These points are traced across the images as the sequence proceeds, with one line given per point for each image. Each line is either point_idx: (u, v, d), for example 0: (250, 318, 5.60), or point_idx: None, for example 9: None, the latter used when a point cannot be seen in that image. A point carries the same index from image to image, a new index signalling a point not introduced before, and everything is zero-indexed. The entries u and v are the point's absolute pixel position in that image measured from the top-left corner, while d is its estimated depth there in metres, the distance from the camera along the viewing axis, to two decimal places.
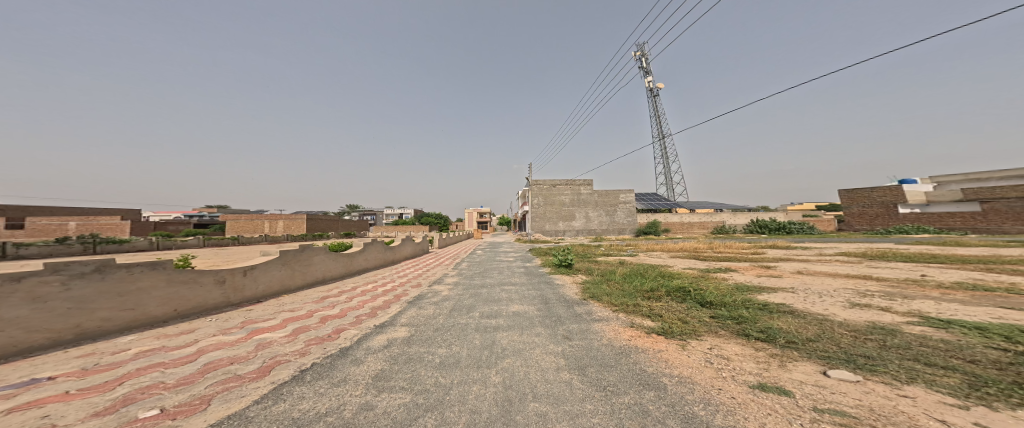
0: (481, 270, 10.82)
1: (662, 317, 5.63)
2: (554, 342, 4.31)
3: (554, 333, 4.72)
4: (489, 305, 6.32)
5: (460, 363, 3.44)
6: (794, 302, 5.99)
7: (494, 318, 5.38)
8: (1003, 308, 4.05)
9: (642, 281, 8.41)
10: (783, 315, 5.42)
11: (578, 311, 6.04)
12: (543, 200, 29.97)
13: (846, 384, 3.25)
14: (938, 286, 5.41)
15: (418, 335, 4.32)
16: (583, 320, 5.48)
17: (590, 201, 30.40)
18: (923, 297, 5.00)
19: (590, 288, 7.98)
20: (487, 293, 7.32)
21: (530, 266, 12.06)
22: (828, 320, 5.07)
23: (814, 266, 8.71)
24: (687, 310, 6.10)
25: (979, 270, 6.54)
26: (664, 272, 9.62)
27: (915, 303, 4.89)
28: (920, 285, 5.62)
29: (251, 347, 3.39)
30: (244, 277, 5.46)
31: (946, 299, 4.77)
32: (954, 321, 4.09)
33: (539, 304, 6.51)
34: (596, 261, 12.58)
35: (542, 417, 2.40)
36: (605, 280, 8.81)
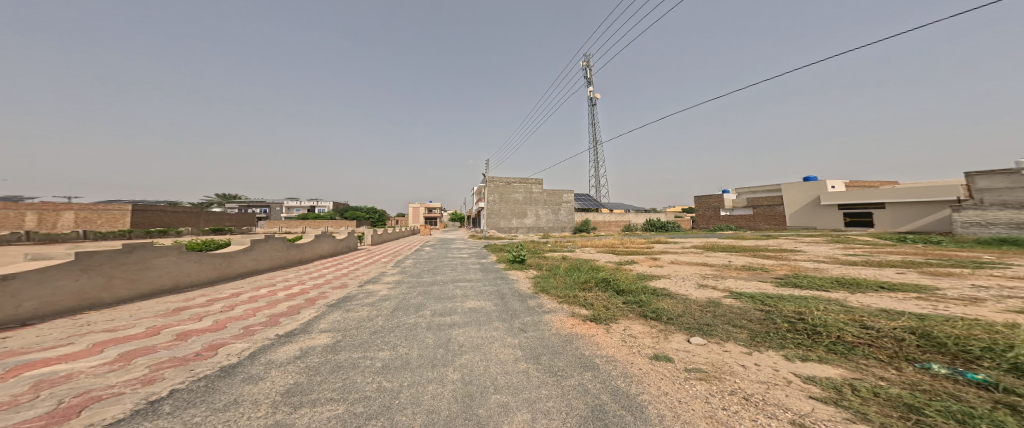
0: (435, 267, 10.17)
1: (593, 306, 6.38)
2: (511, 335, 4.59)
3: (511, 326, 4.99)
4: (438, 302, 6.05)
5: (409, 365, 3.36)
6: (670, 286, 7.51)
7: (448, 316, 5.27)
8: (761, 282, 5.99)
9: (577, 274, 9.22)
10: (664, 297, 6.75)
11: (530, 305, 6.40)
12: (498, 197, 30.15)
13: (701, 347, 4.26)
14: (734, 267, 7.69)
15: (353, 340, 3.87)
16: (535, 312, 5.89)
17: (540, 200, 31.62)
18: (730, 277, 6.95)
19: (541, 282, 8.48)
20: (438, 290, 6.91)
21: (485, 263, 11.77)
22: (687, 299, 6.52)
23: (680, 257, 11.06)
24: (608, 298, 7.03)
25: (751, 255, 9.51)
26: (600, 265, 10.80)
27: (726, 281, 6.77)
28: (729, 268, 7.73)
29: (37, 384, 2.67)
30: (20, 294, 4.08)
31: (737, 280, 6.69)
32: (742, 293, 5.78)
33: (495, 299, 6.66)
34: (543, 257, 13.23)
35: (504, 407, 2.62)
36: (553, 274, 9.43)
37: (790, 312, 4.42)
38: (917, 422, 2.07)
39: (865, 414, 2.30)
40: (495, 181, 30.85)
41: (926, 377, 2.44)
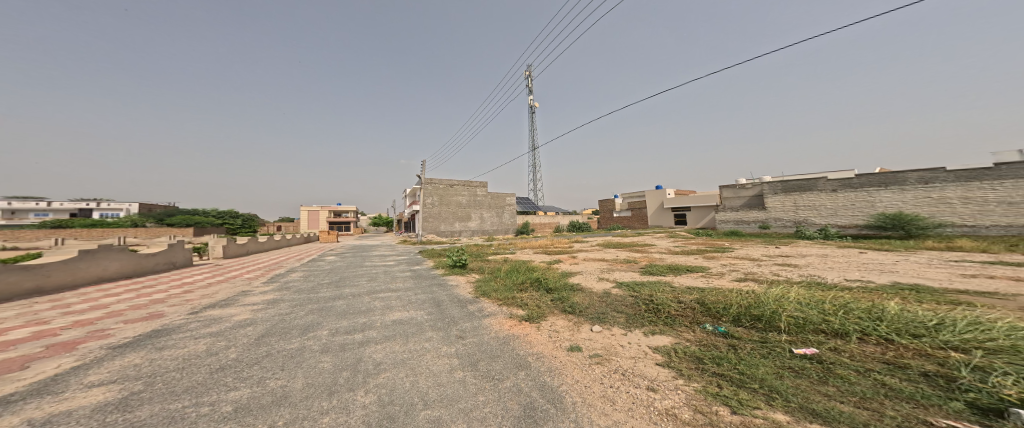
0: (340, 279, 8.27)
1: (528, 306, 5.61)
2: (446, 343, 3.78)
3: (447, 334, 4.11)
4: (339, 320, 4.58)
5: (289, 400, 2.45)
6: (583, 281, 7.59)
7: (362, 332, 4.10)
8: (641, 273, 6.80)
9: (516, 276, 7.97)
10: (579, 291, 6.46)
11: (469, 309, 5.43)
12: (437, 200, 28.65)
13: (596, 334, 4.14)
14: (618, 260, 9.16)
15: (111, 412, 2.23)
16: (475, 317, 4.99)
17: (485, 202, 31.39)
18: (619, 269, 8.08)
19: (481, 285, 7.20)
20: (344, 306, 5.42)
21: (418, 268, 10.16)
22: (580, 290, 6.61)
23: (592, 253, 12.34)
24: (540, 298, 6.12)
25: (622, 250, 11.29)
26: (539, 266, 9.78)
27: (614, 272, 7.96)
28: (616, 261, 9.16)
29: None
30: None
31: (621, 273, 7.72)
32: (630, 282, 6.48)
33: (430, 307, 5.45)
34: (487, 259, 11.93)
35: (437, 421, 2.25)
36: (494, 277, 8.07)
37: (643, 297, 5.33)
38: (707, 371, 2.71)
39: (677, 369, 2.90)
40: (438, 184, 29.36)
41: (703, 334, 3.34)
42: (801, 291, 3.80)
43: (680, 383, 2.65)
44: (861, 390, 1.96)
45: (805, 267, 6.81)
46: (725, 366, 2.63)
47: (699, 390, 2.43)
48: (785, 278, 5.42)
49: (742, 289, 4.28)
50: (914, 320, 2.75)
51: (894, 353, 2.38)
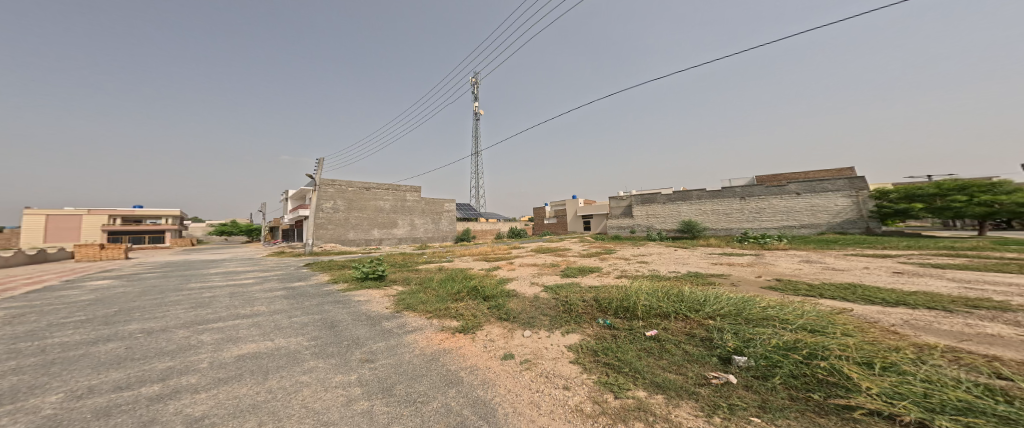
0: (120, 311, 5.36)
1: (464, 316, 4.76)
2: (345, 370, 2.92)
3: (348, 359, 3.20)
4: (98, 374, 2.83)
5: None
6: (519, 289, 7.00)
7: (186, 377, 2.77)
8: (565, 277, 7.04)
9: (453, 285, 6.98)
10: (514, 297, 5.87)
11: (386, 326, 4.42)
12: (345, 204, 25.75)
13: (527, 339, 3.68)
14: (550, 264, 9.63)
15: None
16: (391, 335, 4.01)
17: (418, 208, 30.00)
18: (548, 273, 8.51)
19: (405, 298, 6.16)
20: (125, 350, 3.44)
21: (306, 286, 8.08)
22: (517, 296, 6.02)
23: (527, 259, 12.77)
24: (476, 305, 5.39)
25: (554, 255, 11.97)
26: (478, 275, 8.90)
27: (544, 276, 8.25)
28: (544, 266, 9.62)
29: None
30: None
31: (547, 277, 8.10)
32: (561, 285, 6.60)
33: (324, 329, 4.29)
34: (414, 269, 11.08)
35: None
36: (422, 289, 6.97)
37: (560, 298, 5.60)
38: (600, 361, 2.88)
39: (584, 364, 2.89)
40: (349, 188, 26.46)
41: (598, 328, 3.73)
42: (638, 283, 4.64)
43: (584, 377, 2.66)
44: (679, 358, 2.62)
45: (649, 262, 8.34)
46: (610, 356, 2.92)
47: (598, 382, 2.52)
48: (638, 272, 6.65)
49: (618, 285, 5.06)
50: (699, 298, 3.92)
51: (697, 329, 3.19)
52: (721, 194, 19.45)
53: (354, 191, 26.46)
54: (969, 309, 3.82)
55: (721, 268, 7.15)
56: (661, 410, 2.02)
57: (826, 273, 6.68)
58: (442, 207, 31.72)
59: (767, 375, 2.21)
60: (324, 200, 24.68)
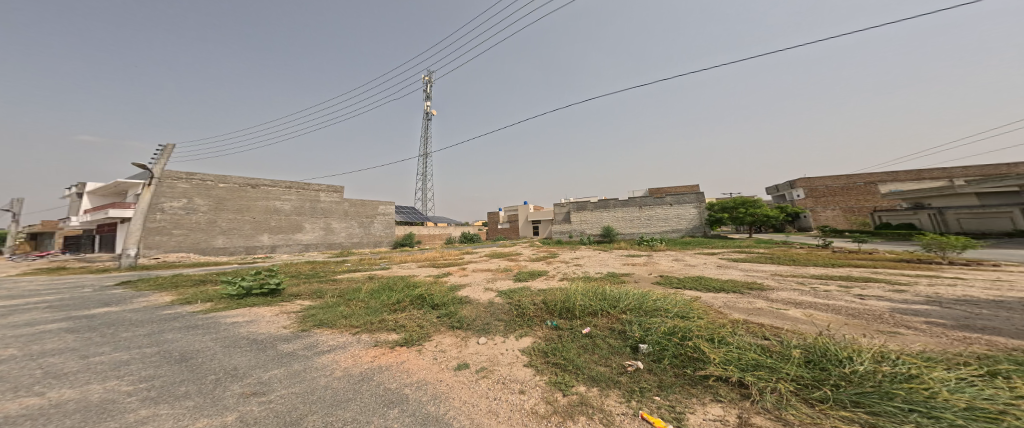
0: None
1: (407, 327, 4.52)
2: (218, 406, 2.34)
3: (227, 390, 2.60)
4: None
5: None
6: (471, 294, 6.99)
7: None
8: (521, 281, 7.13)
9: (389, 295, 6.51)
10: (467, 304, 5.83)
11: (307, 343, 3.90)
12: (212, 203, 19.02)
13: (480, 346, 3.66)
14: (503, 270, 9.65)
15: None
16: (298, 356, 3.44)
17: (336, 211, 24.94)
18: (503, 277, 8.58)
19: (315, 314, 5.18)
20: None
21: (122, 314, 5.37)
22: (469, 302, 5.97)
23: (479, 264, 12.51)
24: (423, 315, 5.20)
25: (507, 260, 11.93)
26: (423, 283, 8.37)
27: (499, 281, 8.26)
28: (500, 271, 9.65)
29: None
30: None
31: (500, 281, 8.13)
32: (514, 290, 6.67)
33: (178, 361, 3.22)
34: (333, 280, 8.99)
35: None
36: (345, 302, 6.06)
37: (510, 302, 5.69)
38: (550, 360, 2.99)
39: (537, 365, 2.93)
40: (220, 185, 19.75)
41: (546, 329, 3.90)
42: (573, 284, 5.05)
43: (538, 379, 2.68)
44: (612, 351, 2.91)
45: (586, 265, 8.84)
46: (557, 355, 3.05)
47: (551, 382, 2.56)
48: (581, 273, 7.21)
49: (561, 286, 5.38)
50: (624, 294, 4.42)
51: (616, 324, 3.61)
52: (625, 203, 22.00)
53: (230, 188, 19.94)
54: (816, 296, 4.99)
55: (627, 269, 7.97)
56: (595, 402, 2.18)
57: (679, 268, 8.11)
58: (370, 211, 26.96)
59: (679, 360, 2.60)
60: (169, 198, 17.60)
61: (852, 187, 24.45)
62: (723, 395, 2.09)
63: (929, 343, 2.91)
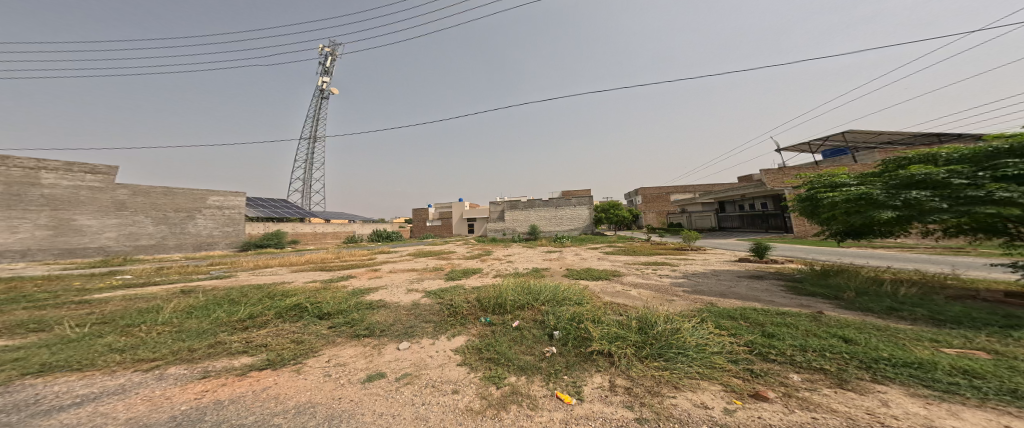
0: None
1: (265, 347, 3.47)
2: None
3: None
4: None
5: None
6: (384, 297, 6.16)
7: None
8: (450, 282, 6.91)
9: (230, 311, 4.80)
10: (380, 309, 5.18)
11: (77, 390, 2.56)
12: None
13: (406, 352, 3.45)
14: (434, 269, 9.23)
15: None
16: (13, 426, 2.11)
17: (86, 200, 14.53)
18: (431, 277, 8.11)
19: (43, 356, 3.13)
20: None
21: None
22: (395, 306, 5.46)
23: (400, 264, 11.11)
24: (303, 328, 4.22)
25: (438, 260, 11.30)
26: (301, 288, 6.51)
27: (425, 281, 7.70)
28: (428, 270, 9.16)
29: None
30: None
31: (429, 281, 7.64)
32: (447, 290, 6.40)
33: None
34: (84, 305, 5.61)
35: None
36: (107, 335, 3.79)
37: (445, 302, 5.45)
38: (483, 356, 3.05)
39: (469, 363, 2.98)
40: None
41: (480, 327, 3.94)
42: (506, 280, 5.26)
43: (471, 375, 2.72)
44: (533, 340, 3.13)
45: (517, 262, 9.07)
46: (489, 351, 3.13)
47: (484, 377, 2.62)
48: (517, 270, 7.45)
49: (497, 283, 5.48)
50: (546, 289, 4.68)
51: (539, 315, 3.87)
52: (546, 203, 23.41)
53: None
54: (702, 282, 5.92)
55: (547, 264, 8.49)
56: (523, 389, 2.33)
57: (591, 263, 8.66)
58: (195, 203, 17.60)
59: (581, 336, 3.06)
60: None
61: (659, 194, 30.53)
62: (601, 366, 2.53)
63: (686, 304, 4.35)
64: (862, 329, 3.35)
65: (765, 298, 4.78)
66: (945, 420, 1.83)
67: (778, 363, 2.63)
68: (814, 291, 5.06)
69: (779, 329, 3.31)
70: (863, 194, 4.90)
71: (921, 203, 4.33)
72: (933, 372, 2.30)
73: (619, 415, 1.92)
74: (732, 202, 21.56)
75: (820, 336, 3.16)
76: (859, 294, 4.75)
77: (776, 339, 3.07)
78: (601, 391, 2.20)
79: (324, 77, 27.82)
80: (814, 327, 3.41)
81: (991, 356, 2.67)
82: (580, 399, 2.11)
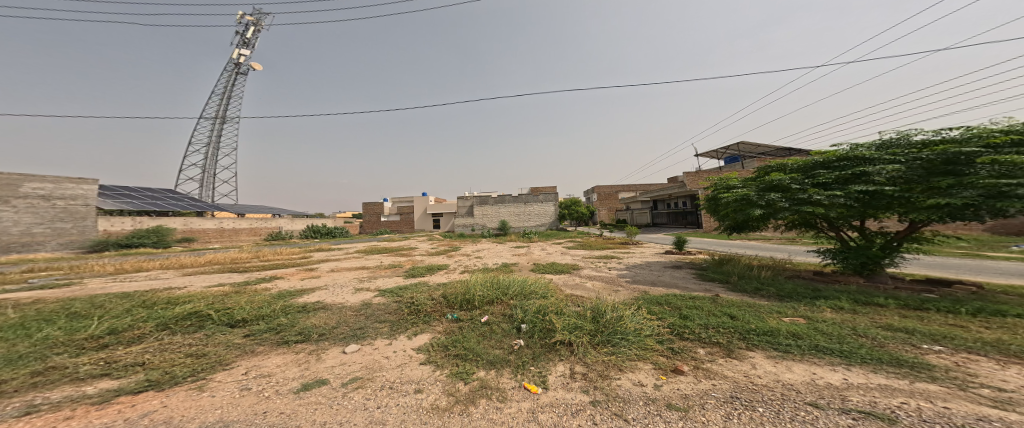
0: None
1: (145, 364, 2.81)
2: None
3: None
4: None
5: None
6: (324, 298, 5.53)
7: None
8: (410, 280, 6.61)
9: (89, 326, 3.76)
10: (318, 311, 4.68)
11: None
12: None
13: (357, 354, 3.21)
14: (390, 267, 8.75)
15: None
16: None
17: None
18: (383, 276, 7.58)
19: None
20: None
21: None
22: (345, 306, 5.04)
23: (343, 263, 10.13)
24: (206, 338, 3.53)
25: (397, 257, 10.72)
26: (200, 294, 5.38)
27: (378, 279, 7.18)
28: (381, 268, 8.65)
29: None
30: None
31: (383, 279, 7.20)
32: (407, 288, 6.11)
33: None
34: None
35: None
36: None
37: (405, 300, 5.25)
38: (450, 354, 2.99)
39: (434, 361, 2.92)
40: None
41: (449, 323, 3.86)
42: (475, 275, 5.22)
43: (436, 374, 2.67)
44: (501, 335, 3.15)
45: (482, 258, 9.02)
46: (456, 347, 3.10)
47: (452, 375, 2.58)
48: (486, 265, 7.43)
49: (466, 279, 5.42)
50: (510, 284, 4.70)
51: (508, 309, 3.94)
52: (509, 200, 23.60)
53: None
54: (647, 274, 6.34)
55: (520, 259, 8.66)
56: (492, 382, 2.36)
57: (551, 258, 8.86)
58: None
59: (540, 325, 3.22)
60: None
61: (609, 194, 32.19)
62: (564, 355, 2.65)
63: (629, 293, 4.75)
64: (740, 307, 4.00)
65: (682, 284, 5.47)
66: (784, 373, 2.36)
67: (687, 339, 3.06)
68: (737, 277, 5.75)
69: (690, 311, 3.85)
70: (744, 195, 5.75)
71: (776, 204, 5.26)
72: (777, 337, 2.99)
73: (577, 400, 2.05)
74: (663, 201, 24.00)
75: (716, 314, 3.72)
76: (773, 279, 5.51)
77: (686, 319, 3.58)
78: (563, 378, 2.33)
79: (240, 49, 23.83)
80: (712, 307, 4.00)
81: (807, 321, 3.52)
82: (545, 388, 2.21)
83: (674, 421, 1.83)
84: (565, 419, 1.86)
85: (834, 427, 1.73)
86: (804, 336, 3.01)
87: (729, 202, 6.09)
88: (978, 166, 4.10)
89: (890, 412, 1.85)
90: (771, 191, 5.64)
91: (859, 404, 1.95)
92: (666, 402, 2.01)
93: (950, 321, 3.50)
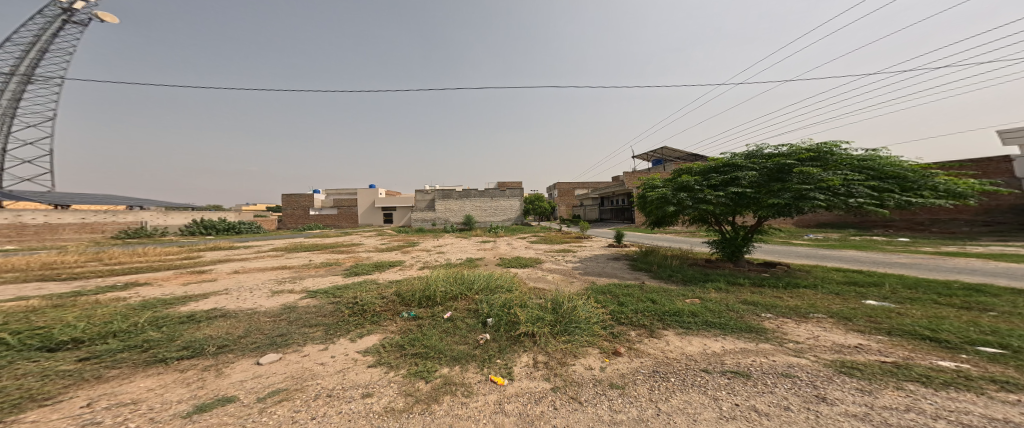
0: None
1: None
2: None
3: None
4: None
5: None
6: (224, 304, 4.78)
7: None
8: (350, 279, 6.11)
9: None
10: (213, 320, 3.99)
11: None
12: None
13: (276, 364, 2.86)
14: (320, 266, 7.92)
15: None
16: None
17: None
18: (314, 275, 6.83)
19: None
20: None
21: None
22: (255, 312, 4.41)
23: (250, 263, 8.72)
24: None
25: (334, 255, 9.72)
26: None
27: (306, 280, 6.44)
28: (307, 268, 7.79)
29: None
30: None
31: (313, 279, 6.50)
32: (347, 287, 5.67)
33: None
34: None
35: None
36: None
37: (345, 300, 4.83)
38: (409, 353, 2.86)
39: (389, 362, 2.75)
40: None
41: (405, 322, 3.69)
42: (437, 270, 5.06)
43: (389, 375, 2.53)
44: (463, 331, 3.11)
45: (429, 254, 8.69)
46: (418, 345, 2.97)
47: (408, 375, 2.48)
48: (446, 261, 7.21)
49: (425, 274, 5.24)
50: (473, 280, 4.63)
51: (473, 304, 3.90)
52: (468, 195, 23.11)
53: None
54: (581, 266, 6.69)
55: (484, 254, 8.64)
56: (457, 378, 2.33)
57: (499, 252, 8.95)
58: None
59: (501, 317, 3.29)
60: None
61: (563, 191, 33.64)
62: (529, 346, 2.74)
63: (581, 284, 5.10)
64: (659, 292, 4.55)
65: (620, 274, 6.05)
66: (686, 346, 2.77)
67: (618, 323, 3.41)
68: (653, 267, 6.44)
69: (623, 297, 4.27)
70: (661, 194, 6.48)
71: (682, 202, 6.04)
72: (682, 316, 3.48)
73: (540, 388, 2.14)
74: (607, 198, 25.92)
75: (641, 299, 4.19)
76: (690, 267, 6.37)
77: (621, 305, 3.98)
78: (527, 369, 2.40)
79: None
80: (639, 293, 4.49)
81: (701, 301, 4.15)
82: (511, 379, 2.25)
83: (615, 398, 2.01)
84: (529, 407, 1.93)
85: (720, 388, 2.07)
86: (699, 314, 3.55)
87: (652, 200, 6.79)
88: (795, 174, 5.29)
89: (746, 369, 2.30)
90: (681, 191, 6.45)
91: (731, 366, 2.38)
92: (609, 382, 2.21)
93: (774, 293, 4.48)
